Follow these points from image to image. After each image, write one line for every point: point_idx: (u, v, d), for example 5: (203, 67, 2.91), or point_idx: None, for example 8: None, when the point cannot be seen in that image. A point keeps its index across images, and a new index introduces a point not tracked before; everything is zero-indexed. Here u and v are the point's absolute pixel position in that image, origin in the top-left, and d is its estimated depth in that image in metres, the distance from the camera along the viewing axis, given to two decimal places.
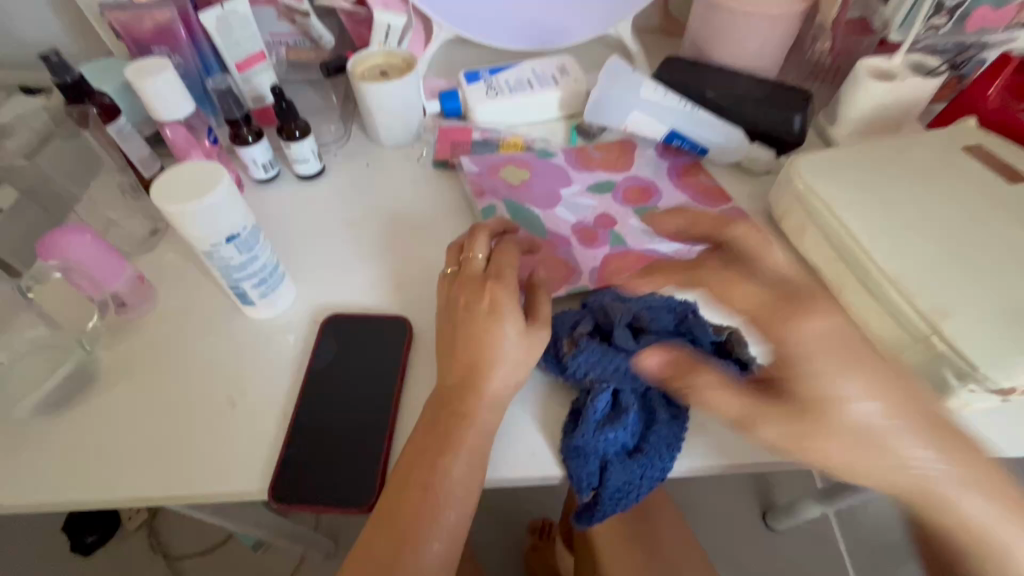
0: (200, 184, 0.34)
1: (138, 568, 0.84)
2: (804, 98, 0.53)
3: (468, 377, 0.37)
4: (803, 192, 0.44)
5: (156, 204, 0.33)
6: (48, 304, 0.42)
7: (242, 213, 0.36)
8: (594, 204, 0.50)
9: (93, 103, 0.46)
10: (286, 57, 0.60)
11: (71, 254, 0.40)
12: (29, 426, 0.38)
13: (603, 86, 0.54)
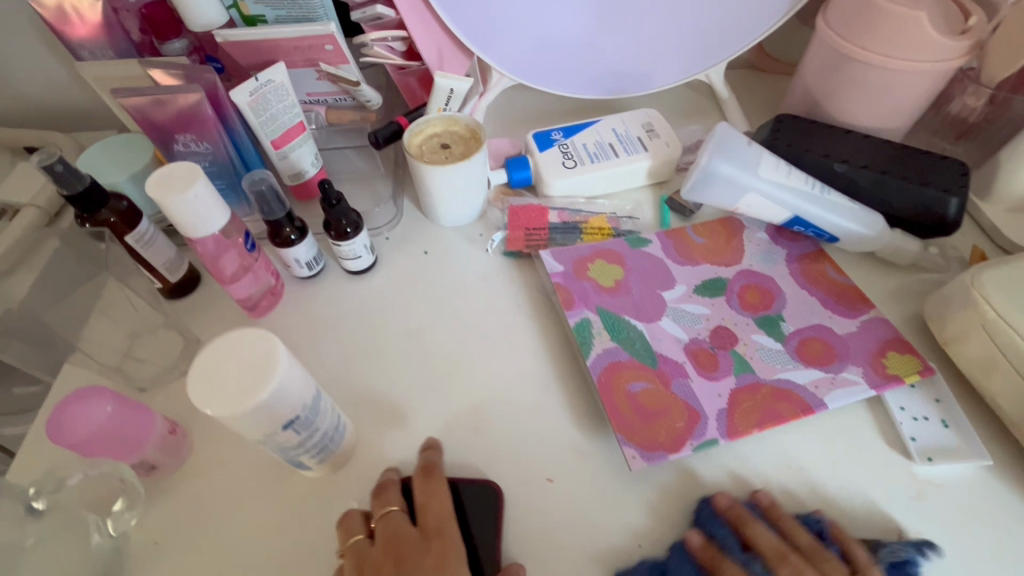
0: (255, 371, 0.26)
1: None
2: (963, 173, 0.43)
3: None
4: (992, 322, 0.35)
5: (199, 407, 0.25)
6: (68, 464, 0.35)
7: (302, 392, 0.28)
8: (706, 313, 0.42)
9: (110, 212, 0.38)
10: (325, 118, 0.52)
11: (91, 425, 0.31)
12: None
13: (714, 155, 0.43)
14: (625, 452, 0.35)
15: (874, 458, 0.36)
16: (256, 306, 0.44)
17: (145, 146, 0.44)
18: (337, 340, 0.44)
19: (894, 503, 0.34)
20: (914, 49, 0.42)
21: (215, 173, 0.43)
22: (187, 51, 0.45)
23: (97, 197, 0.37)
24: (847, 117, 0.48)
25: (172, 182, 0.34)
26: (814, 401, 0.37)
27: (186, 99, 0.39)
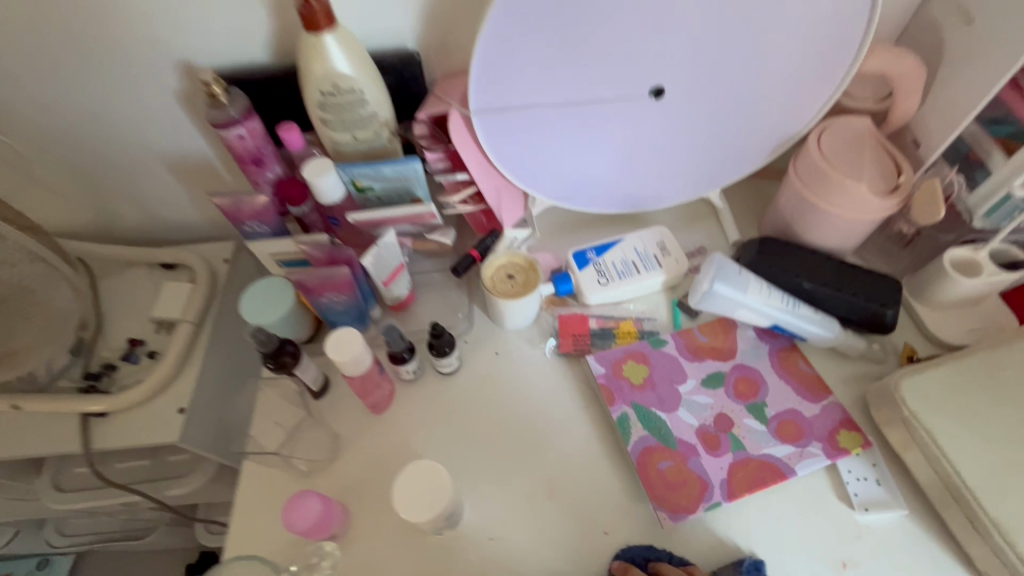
0: (436, 483, 0.45)
1: None
2: (896, 289, 0.59)
3: None
4: (909, 418, 0.50)
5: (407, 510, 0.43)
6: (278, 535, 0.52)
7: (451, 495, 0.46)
8: (710, 402, 0.57)
9: (286, 354, 0.53)
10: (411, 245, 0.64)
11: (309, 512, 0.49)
12: None
13: (713, 283, 0.58)
14: (659, 514, 0.51)
15: (829, 510, 0.52)
16: (378, 407, 0.59)
17: (289, 290, 0.59)
18: (439, 428, 0.59)
19: (842, 543, 0.50)
20: (857, 202, 0.57)
21: (346, 312, 0.58)
22: (312, 211, 0.60)
23: (282, 347, 0.53)
24: (814, 239, 0.63)
25: (341, 346, 0.50)
26: (787, 470, 0.53)
27: (335, 272, 0.54)
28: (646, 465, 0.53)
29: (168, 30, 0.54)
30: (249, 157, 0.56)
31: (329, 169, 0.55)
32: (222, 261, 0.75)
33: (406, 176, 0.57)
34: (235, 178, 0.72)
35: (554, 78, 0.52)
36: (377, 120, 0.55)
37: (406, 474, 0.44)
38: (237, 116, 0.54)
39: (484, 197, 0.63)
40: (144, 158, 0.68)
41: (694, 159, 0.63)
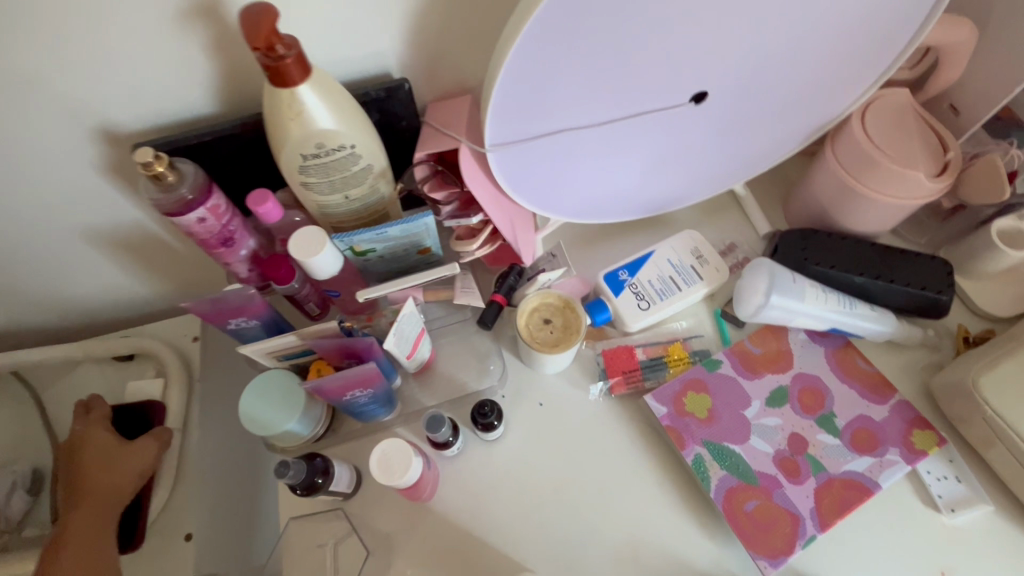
0: None
1: None
2: (948, 271, 0.56)
3: None
4: (991, 417, 0.49)
5: None
6: None
7: None
8: (780, 423, 0.54)
9: (318, 472, 0.45)
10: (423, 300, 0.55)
11: None
12: None
13: (768, 295, 0.54)
14: (757, 562, 0.48)
15: (918, 517, 0.50)
16: (428, 495, 0.51)
17: (295, 386, 0.49)
18: (499, 505, 0.52)
19: (936, 550, 0.49)
20: (910, 187, 0.52)
21: (371, 401, 0.49)
22: (304, 286, 0.50)
23: (312, 468, 0.45)
24: (856, 226, 0.59)
25: (392, 464, 0.42)
26: (872, 485, 0.51)
27: (359, 370, 0.45)
28: (733, 511, 0.49)
29: (75, 92, 0.40)
30: (215, 239, 0.45)
31: (323, 242, 0.45)
32: (190, 340, 0.63)
33: (415, 233, 0.48)
34: (188, 244, 0.59)
35: (587, 98, 0.43)
36: (373, 171, 0.45)
37: None
38: (192, 196, 0.42)
39: (500, 233, 0.53)
40: (67, 242, 0.54)
41: (727, 156, 0.56)
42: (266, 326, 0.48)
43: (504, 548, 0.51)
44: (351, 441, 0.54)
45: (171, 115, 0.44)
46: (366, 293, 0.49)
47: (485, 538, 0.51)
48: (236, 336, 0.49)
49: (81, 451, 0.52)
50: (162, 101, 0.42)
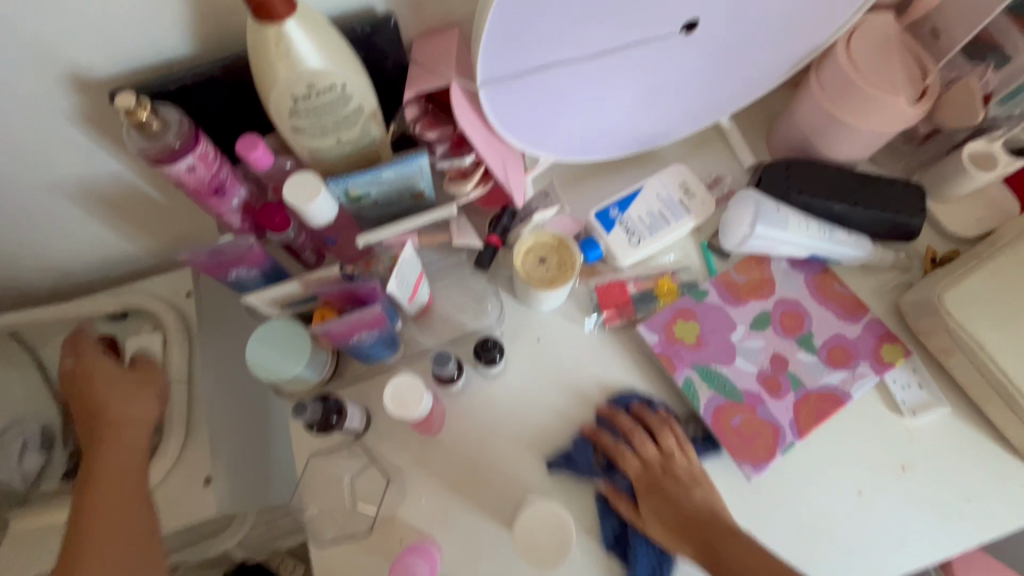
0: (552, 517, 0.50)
1: None
2: (921, 196, 0.59)
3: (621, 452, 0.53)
4: (953, 327, 0.53)
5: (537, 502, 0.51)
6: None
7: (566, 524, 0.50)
8: (762, 344, 0.57)
9: (337, 410, 0.47)
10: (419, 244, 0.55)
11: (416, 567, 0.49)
12: None
13: (754, 225, 0.56)
14: (743, 469, 0.53)
15: (883, 421, 0.56)
16: (435, 429, 0.54)
17: (302, 333, 0.49)
18: (503, 434, 0.55)
19: (899, 449, 0.55)
20: (888, 112, 0.54)
21: (377, 343, 0.51)
22: (301, 234, 0.50)
23: (325, 407, 0.47)
24: (838, 154, 0.61)
25: (407, 397, 0.44)
26: (845, 396, 0.55)
27: (369, 313, 0.46)
28: (722, 425, 0.54)
29: (44, 37, 0.38)
30: (207, 188, 0.44)
31: (318, 188, 0.44)
32: (184, 296, 0.64)
33: (409, 175, 0.48)
34: (172, 198, 0.58)
35: (578, 28, 0.42)
36: (364, 112, 0.44)
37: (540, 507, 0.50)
38: (180, 143, 0.41)
39: (491, 174, 0.53)
40: (45, 198, 0.52)
41: (715, 89, 0.56)
42: (267, 274, 0.48)
43: (511, 472, 0.54)
44: (357, 384, 0.56)
45: (146, 58, 0.42)
46: (365, 239, 0.49)
47: (492, 464, 0.54)
48: (236, 287, 0.49)
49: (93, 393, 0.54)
50: (135, 43, 0.40)
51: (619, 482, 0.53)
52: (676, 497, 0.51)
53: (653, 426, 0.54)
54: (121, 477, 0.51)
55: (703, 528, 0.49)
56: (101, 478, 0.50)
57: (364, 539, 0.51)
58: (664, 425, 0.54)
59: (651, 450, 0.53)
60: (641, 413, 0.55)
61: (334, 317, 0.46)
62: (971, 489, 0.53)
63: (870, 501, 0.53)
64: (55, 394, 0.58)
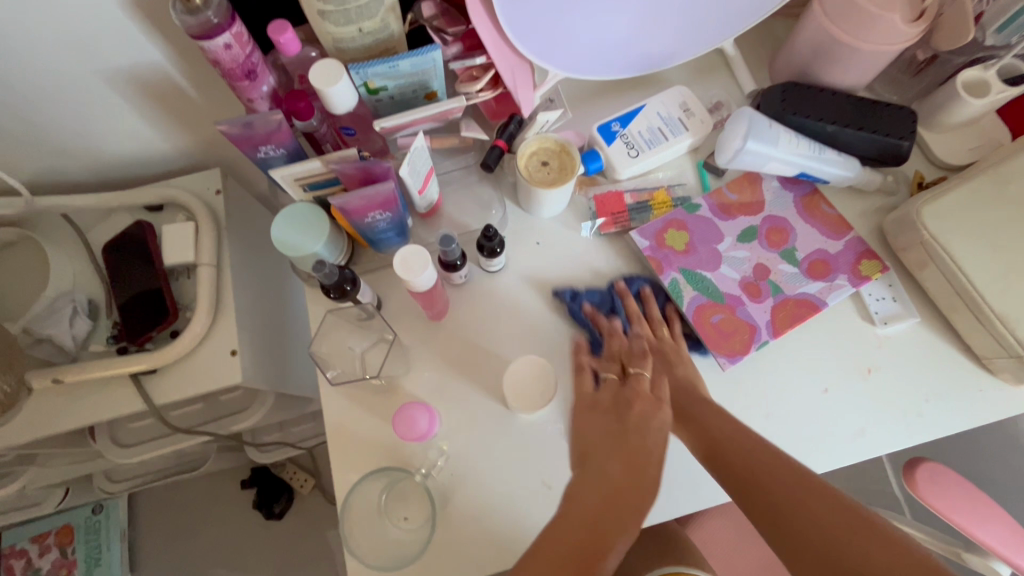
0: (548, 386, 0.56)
1: (322, 511, 1.21)
2: (912, 120, 0.61)
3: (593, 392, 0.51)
4: (927, 239, 0.56)
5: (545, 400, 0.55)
6: (378, 438, 0.56)
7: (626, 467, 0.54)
8: (747, 255, 0.61)
9: (352, 282, 0.52)
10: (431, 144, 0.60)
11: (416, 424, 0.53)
12: (414, 540, 0.53)
13: (747, 139, 0.59)
14: (718, 360, 0.57)
15: (855, 329, 0.60)
16: (439, 313, 0.59)
17: (322, 214, 0.55)
18: (502, 324, 0.61)
19: (867, 353, 0.59)
20: (886, 32, 0.55)
21: (389, 228, 0.56)
22: (322, 124, 0.54)
23: (342, 274, 0.52)
24: (835, 79, 0.63)
25: (412, 265, 0.48)
26: (820, 303, 0.59)
27: (383, 191, 0.51)
28: (703, 324, 0.58)
29: None
30: (240, 70, 0.49)
31: (340, 73, 0.49)
32: (213, 192, 0.69)
33: (423, 69, 0.52)
34: (206, 95, 0.63)
35: None
36: (383, 4, 0.48)
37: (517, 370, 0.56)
38: (218, 21, 0.45)
39: (501, 79, 0.57)
40: (92, 84, 0.57)
41: (719, 7, 0.58)
42: (291, 156, 0.53)
43: (507, 356, 0.59)
44: (371, 271, 0.61)
45: None
46: (380, 123, 0.53)
47: (490, 348, 0.59)
48: (261, 165, 0.54)
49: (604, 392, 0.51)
50: None
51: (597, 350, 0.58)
52: (664, 374, 0.54)
53: (654, 317, 0.59)
54: (640, 469, 0.44)
55: (677, 398, 0.53)
56: (624, 484, 0.43)
57: (372, 402, 0.57)
58: (665, 322, 0.59)
59: (645, 327, 0.58)
60: (647, 299, 0.60)
61: (349, 190, 0.50)
62: (930, 391, 0.58)
63: (833, 395, 0.58)
64: (99, 270, 0.65)
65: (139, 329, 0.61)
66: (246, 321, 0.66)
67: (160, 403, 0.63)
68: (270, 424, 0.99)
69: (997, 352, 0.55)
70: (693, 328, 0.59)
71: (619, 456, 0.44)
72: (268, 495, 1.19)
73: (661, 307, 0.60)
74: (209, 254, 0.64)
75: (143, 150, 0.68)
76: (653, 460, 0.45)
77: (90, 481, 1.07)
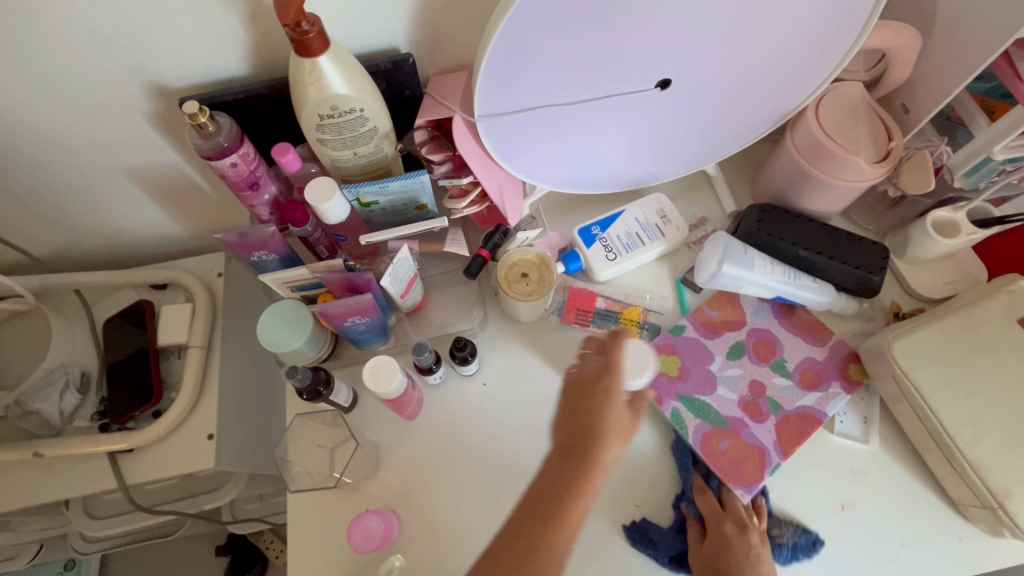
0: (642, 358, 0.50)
1: None
2: (885, 255, 0.63)
3: (603, 378, 0.49)
4: (899, 376, 0.56)
5: None
6: (336, 542, 0.56)
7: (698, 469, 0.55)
8: (740, 372, 0.62)
9: (327, 385, 0.55)
10: (419, 250, 0.63)
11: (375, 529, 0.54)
12: None
13: (723, 264, 0.60)
14: (736, 491, 0.56)
15: (829, 459, 0.59)
16: (412, 414, 0.60)
17: (306, 314, 0.57)
18: (470, 427, 0.61)
19: (841, 488, 0.58)
20: (853, 172, 0.58)
21: (369, 330, 0.58)
22: (316, 230, 0.58)
23: (315, 378, 0.54)
24: (811, 206, 0.65)
25: (380, 378, 0.53)
26: (820, 414, 0.59)
27: (364, 301, 0.54)
28: (715, 449, 0.58)
29: (130, 56, 0.48)
30: (243, 182, 0.53)
31: (333, 192, 0.52)
32: (215, 275, 0.73)
33: (413, 189, 0.56)
34: (217, 190, 0.68)
35: (562, 81, 0.48)
36: (377, 133, 0.52)
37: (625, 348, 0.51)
38: (228, 144, 0.50)
39: (487, 195, 0.61)
40: (114, 178, 0.62)
41: (696, 141, 0.62)
42: (283, 260, 0.57)
43: (475, 464, 0.59)
44: (351, 366, 0.63)
45: (208, 74, 0.51)
46: (367, 238, 0.57)
47: (458, 452, 0.59)
48: (256, 268, 0.57)
49: (580, 380, 0.50)
50: (201, 60, 0.50)
51: (687, 504, 0.57)
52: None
53: (747, 503, 0.56)
54: (576, 447, 0.46)
55: None
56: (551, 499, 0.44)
57: (334, 503, 0.57)
58: (735, 504, 0.56)
59: (739, 513, 0.55)
60: (748, 481, 0.57)
61: (331, 299, 0.53)
62: (906, 534, 0.56)
63: (802, 531, 0.56)
64: (97, 345, 0.68)
65: (123, 407, 0.64)
66: (229, 403, 0.68)
67: (131, 483, 0.64)
68: (250, 495, 0.98)
69: (972, 500, 0.54)
70: (779, 531, 0.56)
71: (562, 468, 0.45)
72: (241, 565, 1.15)
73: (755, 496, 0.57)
74: (200, 336, 0.67)
75: (156, 230, 0.73)
76: (604, 457, 0.45)
77: (65, 538, 1.06)
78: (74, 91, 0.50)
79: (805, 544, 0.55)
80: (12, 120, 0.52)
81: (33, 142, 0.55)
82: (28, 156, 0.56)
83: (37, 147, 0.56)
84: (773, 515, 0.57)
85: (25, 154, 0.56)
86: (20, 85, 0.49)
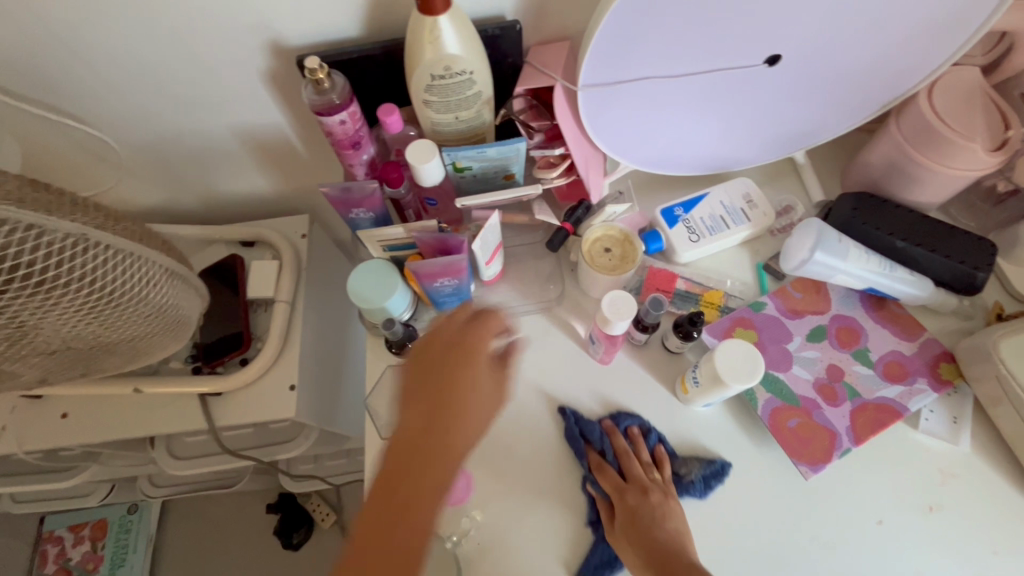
0: (749, 357, 0.52)
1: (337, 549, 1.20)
2: (992, 251, 0.60)
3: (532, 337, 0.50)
4: (1004, 376, 0.53)
5: None
6: None
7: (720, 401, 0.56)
8: (819, 355, 0.60)
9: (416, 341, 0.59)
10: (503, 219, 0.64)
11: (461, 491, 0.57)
12: None
13: (815, 249, 0.59)
14: (799, 468, 0.56)
15: (914, 457, 0.57)
16: None
17: (395, 273, 0.59)
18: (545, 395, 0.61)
19: (930, 489, 0.56)
20: (964, 160, 0.56)
21: (453, 293, 0.61)
22: (409, 192, 0.60)
23: (406, 333, 0.59)
24: (909, 195, 0.63)
25: None
26: (901, 409, 0.57)
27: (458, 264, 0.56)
28: (779, 426, 0.57)
29: (258, 17, 0.51)
30: (348, 141, 0.55)
31: (433, 154, 0.54)
32: (299, 235, 0.75)
33: (508, 156, 0.56)
34: (312, 151, 0.71)
35: (672, 51, 0.48)
36: (480, 97, 0.53)
37: (727, 343, 0.53)
38: (339, 101, 0.52)
39: (575, 168, 0.61)
40: (219, 134, 0.66)
41: (793, 123, 0.60)
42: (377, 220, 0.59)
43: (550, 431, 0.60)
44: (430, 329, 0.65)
45: (327, 34, 0.54)
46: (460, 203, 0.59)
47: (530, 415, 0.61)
48: (350, 225, 0.60)
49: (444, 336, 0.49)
50: (321, 22, 0.52)
51: (595, 441, 0.58)
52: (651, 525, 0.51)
53: (643, 456, 0.57)
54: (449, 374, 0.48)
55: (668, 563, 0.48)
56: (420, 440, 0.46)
57: None
58: (654, 464, 0.57)
59: (637, 469, 0.56)
60: (636, 439, 0.58)
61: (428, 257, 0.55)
62: (999, 541, 0.53)
63: (885, 526, 0.55)
64: None
65: (217, 352, 0.68)
66: (307, 356, 0.71)
67: (220, 424, 0.68)
68: (307, 454, 1.02)
69: None
70: (685, 470, 0.57)
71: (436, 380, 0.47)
72: (290, 523, 1.19)
73: (651, 446, 0.58)
74: (286, 291, 0.70)
75: (249, 187, 0.77)
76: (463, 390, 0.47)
77: (133, 481, 1.13)
78: (202, 48, 0.53)
79: (712, 471, 0.57)
80: (142, 76, 0.56)
81: (159, 96, 0.58)
82: (151, 109, 0.60)
83: (159, 102, 0.59)
84: (676, 455, 0.58)
85: (148, 108, 0.60)
86: (155, 42, 0.52)
